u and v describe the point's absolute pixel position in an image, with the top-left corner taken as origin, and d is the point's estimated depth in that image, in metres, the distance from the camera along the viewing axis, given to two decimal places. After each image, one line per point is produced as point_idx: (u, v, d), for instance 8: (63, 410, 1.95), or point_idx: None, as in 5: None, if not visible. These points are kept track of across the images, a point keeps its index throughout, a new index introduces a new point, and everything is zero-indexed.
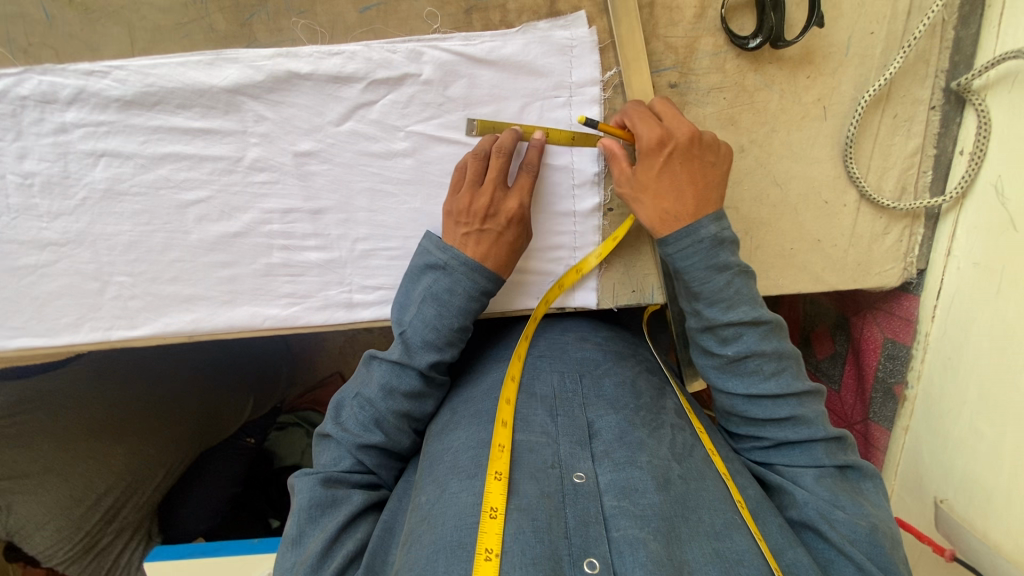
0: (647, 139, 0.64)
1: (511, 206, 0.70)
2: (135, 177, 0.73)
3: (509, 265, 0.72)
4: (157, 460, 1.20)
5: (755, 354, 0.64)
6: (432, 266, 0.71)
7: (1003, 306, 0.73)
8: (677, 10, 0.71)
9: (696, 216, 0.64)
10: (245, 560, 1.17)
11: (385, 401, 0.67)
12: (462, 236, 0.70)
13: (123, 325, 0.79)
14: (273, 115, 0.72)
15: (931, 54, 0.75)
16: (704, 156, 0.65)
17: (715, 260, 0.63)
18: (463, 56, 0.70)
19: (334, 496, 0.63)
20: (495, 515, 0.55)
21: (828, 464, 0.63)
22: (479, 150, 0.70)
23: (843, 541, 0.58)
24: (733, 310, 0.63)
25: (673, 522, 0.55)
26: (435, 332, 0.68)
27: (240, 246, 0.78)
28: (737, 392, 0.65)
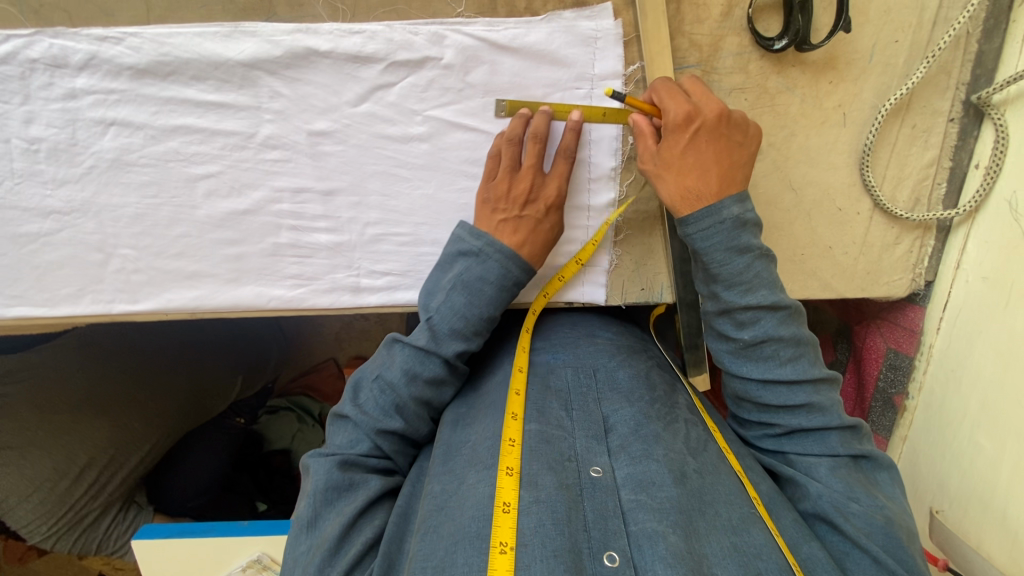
0: (675, 115, 0.63)
1: (549, 193, 0.71)
2: (144, 148, 0.71)
3: (544, 253, 0.73)
4: (140, 436, 1.18)
5: (771, 338, 0.63)
6: (465, 253, 0.70)
7: (1010, 323, 0.73)
8: (704, 7, 0.70)
9: (721, 194, 0.62)
10: (234, 541, 1.17)
11: (407, 386, 0.67)
12: (499, 222, 0.70)
13: (125, 299, 0.78)
14: (289, 92, 0.70)
15: (953, 66, 0.75)
16: (730, 135, 0.64)
17: (737, 242, 0.62)
18: (486, 42, 0.69)
19: (352, 480, 0.63)
20: (508, 509, 0.56)
21: (843, 454, 0.63)
22: (511, 135, 0.69)
23: (859, 533, 0.58)
24: (752, 293, 0.62)
25: (690, 516, 0.56)
26: (463, 321, 0.68)
27: (248, 224, 0.77)
28: (752, 376, 0.65)
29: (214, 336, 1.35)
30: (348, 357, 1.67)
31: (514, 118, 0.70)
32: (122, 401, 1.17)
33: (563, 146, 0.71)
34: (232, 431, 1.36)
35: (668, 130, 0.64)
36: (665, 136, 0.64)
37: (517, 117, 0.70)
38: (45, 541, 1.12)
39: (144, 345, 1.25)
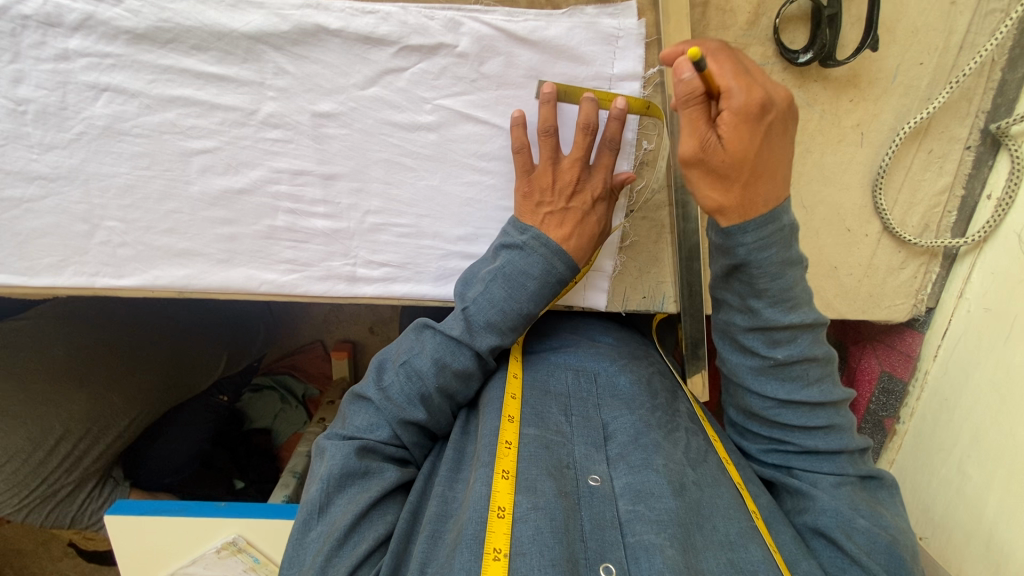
0: (751, 101, 0.52)
1: (596, 185, 0.69)
2: (138, 117, 0.68)
3: (589, 248, 0.70)
4: (120, 411, 1.13)
5: (804, 359, 0.61)
6: (508, 246, 0.68)
7: (1009, 355, 0.72)
8: (730, 14, 0.68)
9: (781, 200, 0.56)
10: (208, 523, 1.15)
11: (435, 376, 0.65)
12: (545, 215, 0.68)
13: (110, 273, 0.75)
14: (294, 70, 0.67)
15: (975, 94, 0.73)
16: (789, 130, 0.56)
17: (789, 255, 0.57)
18: (504, 32, 0.66)
19: (367, 467, 0.62)
20: (503, 514, 0.54)
21: (850, 473, 0.64)
22: (546, 126, 0.66)
23: (860, 553, 0.58)
24: (796, 311, 0.59)
25: (688, 529, 0.55)
26: (500, 314, 0.66)
27: (243, 205, 0.74)
28: (775, 395, 0.63)
29: (198, 311, 1.31)
30: (335, 341, 1.67)
31: (543, 106, 0.66)
32: (101, 374, 1.13)
33: (608, 137, 0.67)
34: (215, 408, 1.35)
35: (738, 121, 0.52)
36: (733, 127, 0.52)
37: (545, 104, 0.66)
38: (18, 513, 1.08)
39: (125, 317, 1.21)
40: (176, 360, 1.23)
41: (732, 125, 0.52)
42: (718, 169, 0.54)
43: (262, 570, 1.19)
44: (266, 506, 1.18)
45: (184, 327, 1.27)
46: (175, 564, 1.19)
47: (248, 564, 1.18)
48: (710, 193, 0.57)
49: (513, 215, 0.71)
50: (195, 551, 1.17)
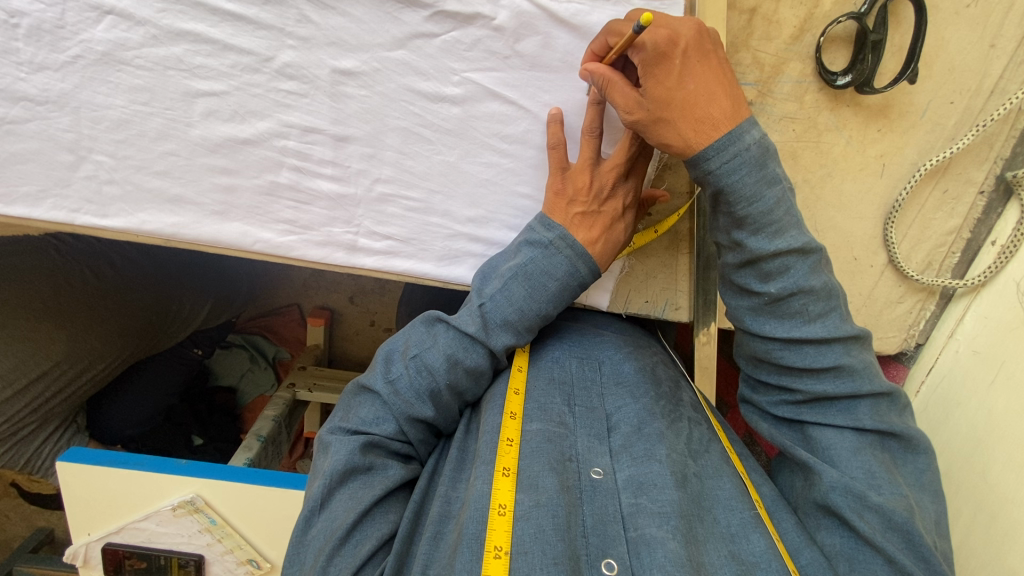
0: (653, 44, 0.56)
1: (627, 190, 0.68)
2: (142, 47, 0.63)
3: (613, 254, 0.70)
4: (98, 355, 1.10)
5: (800, 291, 0.60)
6: (533, 243, 0.67)
7: (991, 399, 0.74)
8: (776, 25, 0.67)
9: (737, 120, 0.57)
10: (168, 479, 1.11)
11: (447, 372, 0.65)
12: (576, 215, 0.67)
13: (92, 211, 0.70)
14: (319, 20, 0.63)
15: (996, 139, 0.74)
16: (716, 52, 0.58)
17: (766, 172, 0.57)
18: (546, 11, 0.63)
19: (371, 464, 0.63)
20: (504, 512, 0.56)
21: (868, 426, 0.61)
22: (592, 128, 0.66)
23: (873, 532, 0.57)
24: (781, 236, 0.58)
25: (691, 521, 0.57)
26: (518, 313, 0.66)
27: (247, 156, 0.69)
28: (776, 335, 0.62)
29: (194, 261, 1.26)
30: (312, 306, 1.63)
31: (590, 107, 0.65)
32: (83, 314, 1.07)
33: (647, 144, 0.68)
34: (188, 362, 1.33)
35: (652, 65, 0.57)
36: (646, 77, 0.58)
37: (592, 105, 0.65)
38: None
39: (115, 255, 1.14)
40: (161, 308, 1.20)
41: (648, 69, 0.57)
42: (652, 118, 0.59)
43: (217, 532, 1.17)
44: (234, 470, 1.15)
45: (178, 275, 1.23)
46: (126, 518, 1.16)
47: (203, 525, 1.16)
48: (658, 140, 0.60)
49: (539, 216, 0.68)
50: (150, 506, 1.14)
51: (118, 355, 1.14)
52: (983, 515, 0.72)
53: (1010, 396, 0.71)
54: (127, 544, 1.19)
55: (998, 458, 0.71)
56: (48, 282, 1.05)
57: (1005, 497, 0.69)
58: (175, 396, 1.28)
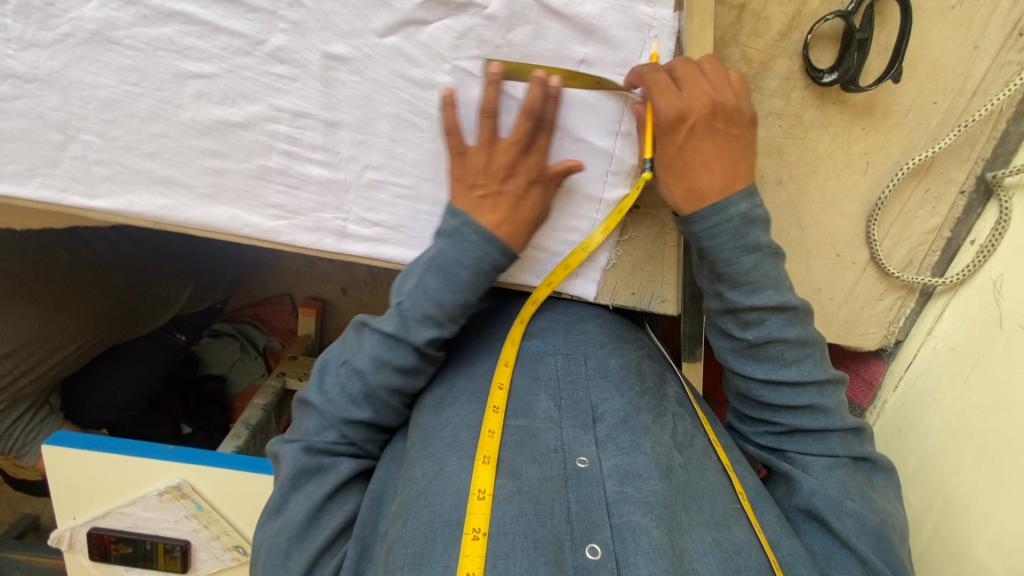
0: (664, 114, 0.61)
1: (530, 167, 0.67)
2: (133, 27, 0.63)
3: (524, 233, 0.69)
4: (69, 336, 1.08)
5: (775, 339, 0.63)
6: (443, 233, 0.68)
7: (965, 394, 0.76)
8: (764, 21, 0.67)
9: (725, 193, 0.62)
10: (146, 467, 1.13)
11: (375, 373, 0.67)
12: (477, 198, 0.67)
13: (80, 191, 0.70)
14: (311, 4, 0.63)
15: (978, 140, 0.75)
16: (727, 128, 0.62)
17: (745, 240, 0.61)
18: (537, 2, 0.64)
19: (321, 463, 0.66)
20: (484, 497, 0.59)
21: (841, 454, 0.65)
22: (487, 107, 0.65)
23: (849, 533, 0.60)
24: (758, 293, 0.62)
25: (675, 510, 0.59)
26: (437, 307, 0.66)
27: (237, 139, 0.69)
28: (755, 376, 0.66)
29: (169, 243, 1.24)
30: (303, 296, 1.62)
31: (486, 85, 0.64)
32: (56, 292, 1.05)
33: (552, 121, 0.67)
34: (171, 348, 1.34)
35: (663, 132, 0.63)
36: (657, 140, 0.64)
37: (537, 85, 0.64)
38: None
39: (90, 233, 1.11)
40: (137, 290, 1.18)
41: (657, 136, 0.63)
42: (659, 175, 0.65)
43: (204, 517, 1.19)
44: (217, 455, 1.15)
45: (154, 255, 1.21)
46: (111, 504, 1.19)
47: (190, 511, 1.18)
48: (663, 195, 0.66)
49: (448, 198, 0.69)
50: (135, 491, 1.16)
51: (90, 337, 1.12)
52: (952, 508, 0.75)
53: (984, 390, 0.73)
54: (113, 529, 1.23)
55: (967, 453, 0.74)
56: (22, 259, 1.01)
57: (974, 491, 0.71)
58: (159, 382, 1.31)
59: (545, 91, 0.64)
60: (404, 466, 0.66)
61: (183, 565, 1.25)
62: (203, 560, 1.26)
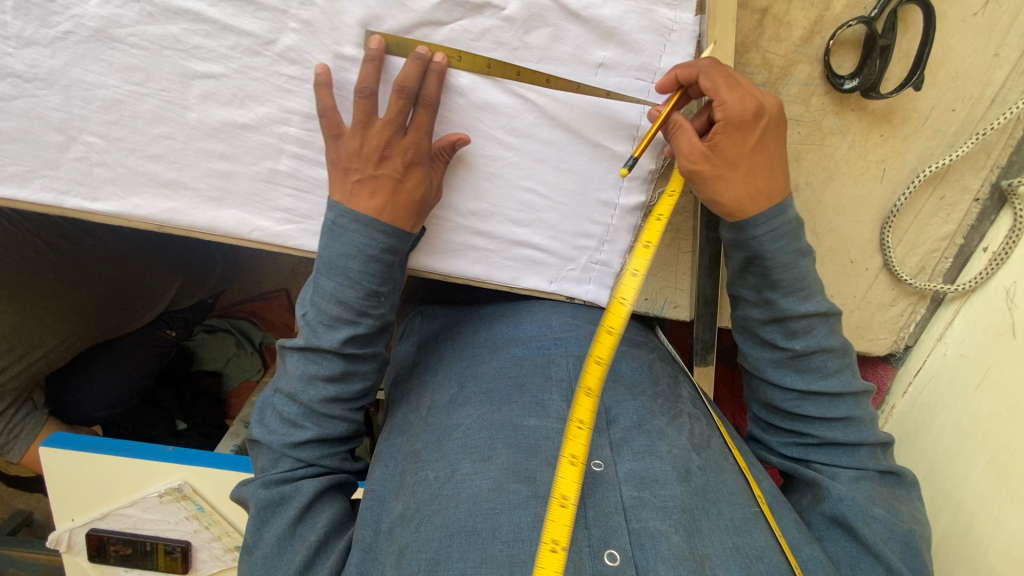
0: (743, 109, 0.58)
1: (406, 148, 0.65)
2: (137, 25, 0.60)
3: (408, 215, 0.67)
4: (45, 333, 1.01)
5: (821, 348, 0.65)
6: (329, 232, 0.67)
7: (975, 402, 0.77)
8: (786, 26, 0.66)
9: (785, 194, 0.62)
10: (146, 468, 1.12)
11: (306, 389, 0.69)
12: (354, 183, 0.66)
13: (82, 194, 0.68)
14: (323, 3, 0.61)
15: (994, 148, 0.75)
16: (778, 133, 0.63)
17: (801, 246, 0.63)
18: (557, 3, 0.62)
19: (283, 493, 0.68)
20: (566, 505, 0.58)
21: (870, 467, 0.66)
22: (364, 87, 0.62)
23: (876, 539, 0.60)
24: (811, 299, 0.64)
25: (693, 514, 0.59)
26: (339, 306, 0.67)
27: (246, 141, 0.68)
28: (794, 386, 0.67)
29: (156, 238, 1.16)
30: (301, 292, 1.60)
31: (366, 63, 0.62)
32: (33, 285, 0.98)
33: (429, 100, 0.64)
34: (163, 344, 1.28)
35: (735, 128, 0.59)
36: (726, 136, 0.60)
37: (412, 63, 0.61)
38: None
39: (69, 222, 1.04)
40: (122, 283, 1.10)
41: (729, 132, 0.60)
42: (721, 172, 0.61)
43: (205, 518, 1.18)
44: (214, 454, 1.13)
45: (137, 246, 1.12)
46: (111, 506, 1.18)
47: (191, 512, 1.18)
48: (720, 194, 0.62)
49: (329, 183, 0.68)
50: (137, 494, 1.15)
51: (74, 333, 1.05)
52: (962, 515, 0.75)
53: (997, 398, 0.74)
54: (112, 531, 1.23)
55: (977, 461, 0.74)
56: None
57: (983, 497, 0.72)
58: (151, 376, 1.27)
59: (421, 72, 0.62)
60: (416, 466, 0.66)
61: (184, 565, 1.26)
62: (204, 561, 1.27)
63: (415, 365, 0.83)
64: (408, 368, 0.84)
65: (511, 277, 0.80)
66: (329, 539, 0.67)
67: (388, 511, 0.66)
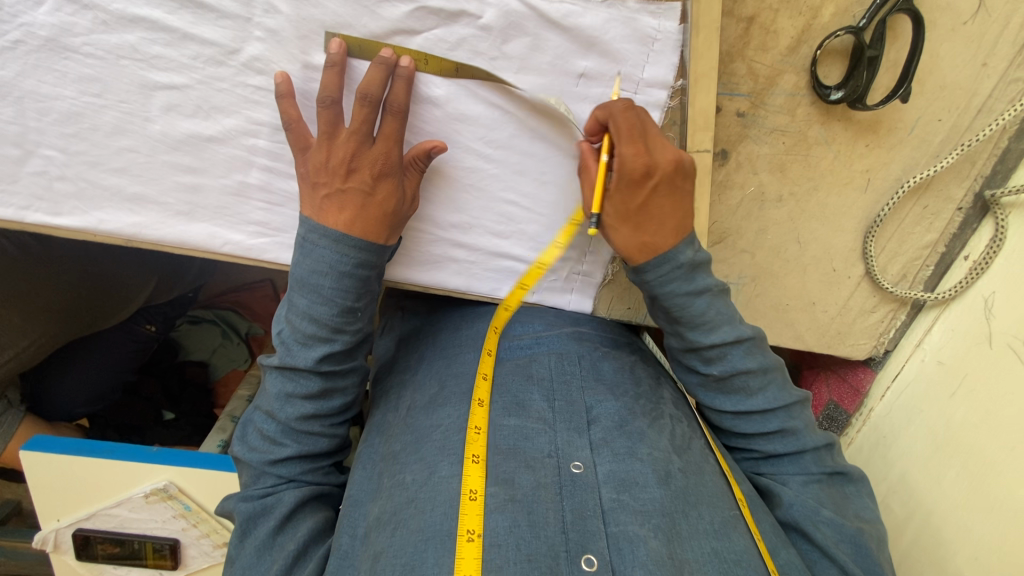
0: (633, 168, 0.60)
1: (374, 160, 0.61)
2: (92, 34, 0.57)
3: (381, 228, 0.64)
4: (12, 335, 0.98)
5: (740, 371, 0.66)
6: (297, 245, 0.65)
7: (950, 409, 0.78)
8: (773, 35, 0.64)
9: (676, 245, 0.63)
10: (126, 467, 1.10)
11: (284, 407, 0.68)
12: (323, 199, 0.63)
13: (43, 209, 0.65)
14: (289, 11, 0.58)
15: (979, 157, 0.74)
16: (684, 185, 0.62)
17: (693, 285, 0.64)
18: (535, 11, 0.59)
19: (264, 504, 0.68)
20: (476, 497, 0.59)
21: (816, 471, 0.67)
22: (325, 95, 0.59)
23: (828, 543, 0.61)
24: (715, 332, 0.65)
25: (673, 517, 0.58)
26: (310, 323, 0.65)
27: (213, 154, 0.65)
28: (725, 408, 0.68)
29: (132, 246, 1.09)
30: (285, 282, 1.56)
31: (327, 70, 0.59)
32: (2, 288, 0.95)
33: (395, 105, 0.60)
34: (140, 339, 1.24)
35: (626, 182, 0.61)
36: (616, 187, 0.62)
37: (374, 68, 0.58)
38: None
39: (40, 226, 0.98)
40: (93, 287, 1.04)
41: (620, 185, 0.61)
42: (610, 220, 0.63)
43: (192, 517, 1.18)
44: (200, 454, 1.12)
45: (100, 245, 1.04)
46: (96, 506, 1.18)
47: (178, 511, 1.17)
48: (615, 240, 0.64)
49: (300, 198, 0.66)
50: (121, 494, 1.15)
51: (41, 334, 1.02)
52: (934, 518, 0.77)
53: (972, 406, 0.75)
54: (98, 530, 1.23)
55: (950, 466, 0.76)
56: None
57: (957, 503, 0.74)
58: (132, 371, 1.26)
59: (383, 76, 0.58)
60: (393, 468, 0.65)
61: (173, 562, 1.27)
62: (194, 556, 1.28)
63: (395, 363, 0.82)
64: (386, 367, 0.83)
65: (492, 287, 0.78)
66: (309, 547, 0.66)
67: (365, 515, 0.65)
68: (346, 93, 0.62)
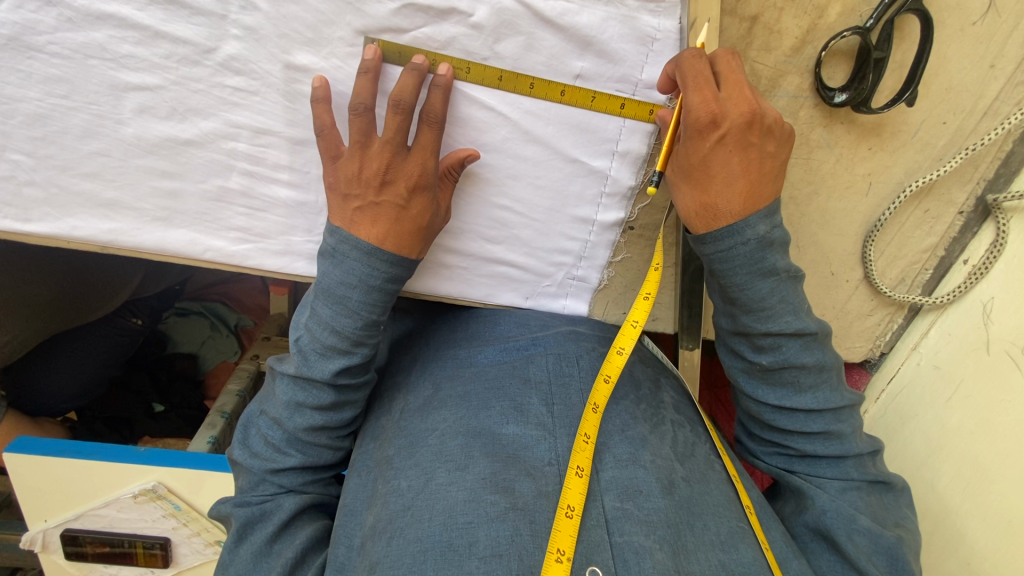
0: (698, 117, 0.54)
1: (410, 172, 0.59)
2: (56, 32, 0.53)
3: (415, 244, 0.63)
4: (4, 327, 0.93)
5: (791, 365, 0.63)
6: (324, 252, 0.64)
7: (946, 413, 0.78)
8: (777, 35, 0.61)
9: (744, 214, 0.57)
10: (117, 468, 1.08)
11: (293, 417, 0.66)
12: (354, 211, 0.61)
13: (12, 215, 0.62)
14: (267, 7, 0.54)
15: (982, 161, 0.72)
16: (760, 144, 0.56)
17: (762, 265, 0.58)
18: (530, 9, 0.56)
19: (263, 509, 0.66)
20: (572, 515, 0.57)
21: (855, 477, 0.66)
22: (357, 102, 0.56)
23: (859, 554, 0.59)
24: (775, 320, 0.60)
25: (678, 529, 0.57)
26: (333, 335, 0.63)
27: (190, 158, 0.62)
28: (767, 400, 0.66)
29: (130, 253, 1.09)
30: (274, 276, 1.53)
31: (361, 76, 0.56)
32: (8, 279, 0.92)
33: (432, 111, 0.58)
34: (128, 332, 1.21)
35: (690, 134, 0.56)
36: (683, 140, 0.57)
37: (410, 74, 0.56)
38: None
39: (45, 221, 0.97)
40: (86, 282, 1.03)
41: (686, 136, 0.57)
42: (676, 175, 0.60)
43: (182, 516, 1.17)
44: (192, 454, 1.10)
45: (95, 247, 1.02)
46: (85, 507, 1.16)
47: (168, 511, 1.16)
48: (680, 199, 0.60)
49: (329, 207, 0.63)
50: (110, 495, 1.13)
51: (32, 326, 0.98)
52: (933, 518, 0.77)
53: (967, 411, 0.74)
54: (88, 530, 1.21)
55: (950, 466, 0.75)
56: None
57: (957, 501, 0.74)
58: (119, 365, 1.23)
59: (421, 82, 0.57)
60: (388, 475, 0.63)
61: (164, 562, 1.26)
62: (185, 555, 1.27)
63: (389, 366, 0.81)
64: (381, 368, 0.81)
65: (485, 293, 0.78)
66: (307, 556, 0.64)
67: (361, 525, 0.63)
68: (379, 102, 0.60)
